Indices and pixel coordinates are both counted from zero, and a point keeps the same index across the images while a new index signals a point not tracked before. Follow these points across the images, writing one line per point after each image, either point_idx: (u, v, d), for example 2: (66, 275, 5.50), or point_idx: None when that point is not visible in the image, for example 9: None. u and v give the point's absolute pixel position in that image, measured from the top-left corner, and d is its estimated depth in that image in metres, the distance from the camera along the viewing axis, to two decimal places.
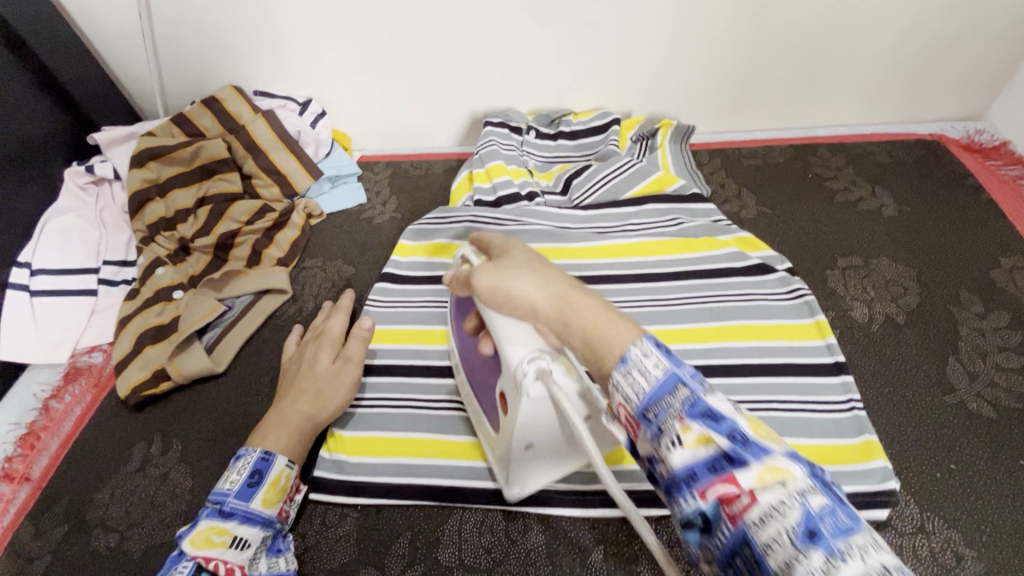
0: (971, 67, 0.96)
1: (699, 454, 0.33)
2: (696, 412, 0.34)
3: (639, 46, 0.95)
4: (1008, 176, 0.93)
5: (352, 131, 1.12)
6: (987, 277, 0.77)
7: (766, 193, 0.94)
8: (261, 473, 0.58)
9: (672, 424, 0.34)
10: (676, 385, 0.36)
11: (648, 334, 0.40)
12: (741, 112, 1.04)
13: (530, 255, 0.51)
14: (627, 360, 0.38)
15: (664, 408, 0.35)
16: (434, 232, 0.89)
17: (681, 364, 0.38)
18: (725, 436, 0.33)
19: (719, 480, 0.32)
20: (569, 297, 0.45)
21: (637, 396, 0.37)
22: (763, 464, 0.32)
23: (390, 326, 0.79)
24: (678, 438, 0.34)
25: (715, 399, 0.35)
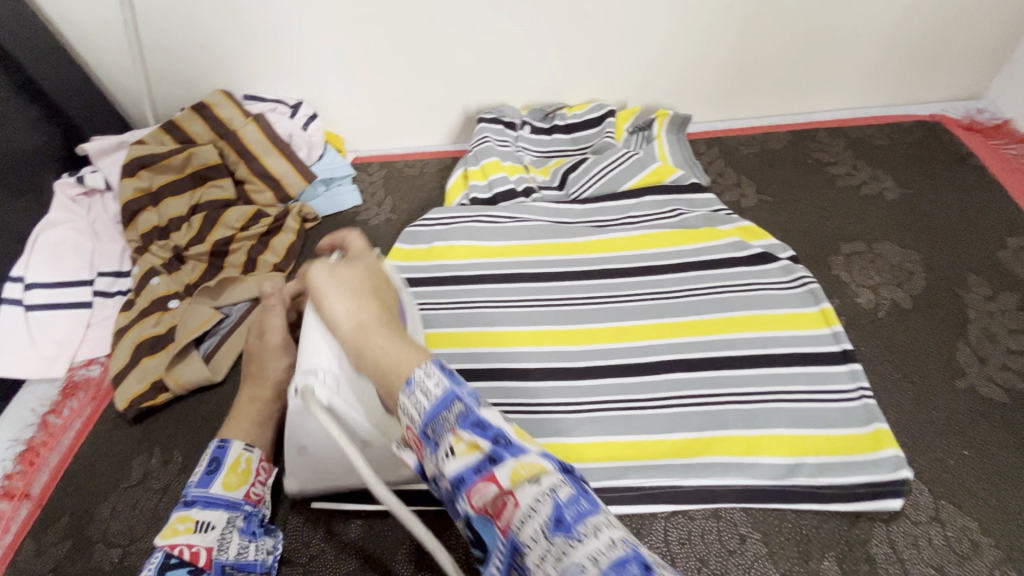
0: (971, 45, 0.95)
1: (469, 461, 0.39)
2: (468, 425, 0.40)
3: (631, 36, 0.94)
4: (1013, 155, 0.91)
5: (345, 133, 1.11)
6: (994, 257, 0.76)
7: (766, 181, 0.92)
8: (217, 459, 0.59)
9: (448, 438, 0.40)
10: (452, 402, 0.41)
11: (433, 361, 0.44)
12: (738, 100, 1.03)
13: (363, 280, 0.54)
14: (412, 382, 0.42)
15: (441, 425, 0.40)
16: (430, 234, 0.87)
17: (460, 382, 0.42)
18: (491, 440, 0.39)
19: (482, 479, 0.38)
20: (369, 326, 0.49)
21: (419, 414, 0.42)
22: (517, 461, 0.38)
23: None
24: (452, 448, 0.39)
25: (486, 412, 0.41)
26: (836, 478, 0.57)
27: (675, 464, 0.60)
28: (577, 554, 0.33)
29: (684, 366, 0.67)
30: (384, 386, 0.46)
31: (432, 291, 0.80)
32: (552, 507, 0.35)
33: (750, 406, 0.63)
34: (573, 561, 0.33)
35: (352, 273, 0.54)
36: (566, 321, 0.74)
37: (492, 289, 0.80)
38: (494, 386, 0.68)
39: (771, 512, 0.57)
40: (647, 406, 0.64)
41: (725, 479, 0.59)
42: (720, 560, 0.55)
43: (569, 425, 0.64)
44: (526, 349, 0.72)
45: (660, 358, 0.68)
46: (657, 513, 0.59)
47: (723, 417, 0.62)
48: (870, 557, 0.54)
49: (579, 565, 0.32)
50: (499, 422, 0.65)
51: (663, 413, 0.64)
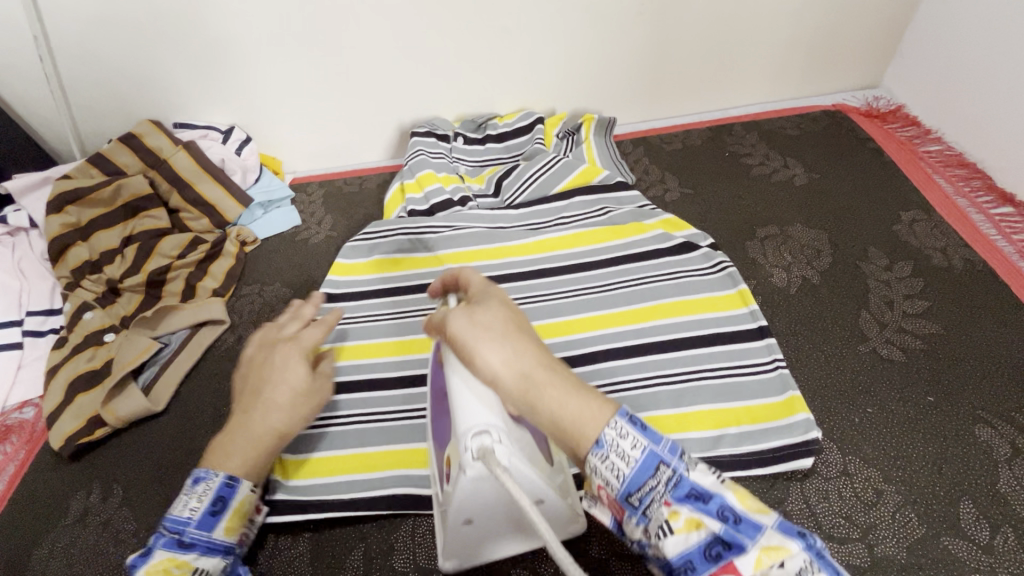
0: (863, 39, 1.03)
1: (694, 539, 0.39)
2: (683, 497, 0.40)
3: (552, 45, 0.98)
4: (905, 137, 1.00)
5: (281, 155, 1.11)
6: (891, 231, 0.83)
7: (688, 175, 0.98)
8: (223, 500, 0.56)
9: (662, 511, 0.40)
10: (658, 466, 0.40)
11: (621, 416, 0.42)
12: (659, 100, 1.08)
13: (503, 316, 0.48)
14: (605, 443, 0.41)
15: (654, 497, 0.40)
16: (371, 247, 0.89)
17: (658, 440, 0.41)
18: (715, 516, 0.39)
19: (717, 564, 0.38)
20: (540, 376, 0.44)
21: (620, 480, 0.41)
22: (755, 544, 0.37)
23: (368, 341, 0.79)
24: (669, 525, 0.39)
25: (697, 475, 0.40)
26: (754, 445, 0.62)
27: None
28: None
29: (613, 354, 0.71)
30: (575, 443, 0.42)
31: (375, 303, 0.83)
32: None
33: (675, 385, 0.67)
34: None
35: (488, 315, 0.48)
36: None
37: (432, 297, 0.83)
38: None
39: None
40: None
41: None
42: None
43: None
44: None
45: (592, 349, 0.72)
46: None
47: (652, 399, 0.66)
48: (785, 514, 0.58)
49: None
50: None
51: None
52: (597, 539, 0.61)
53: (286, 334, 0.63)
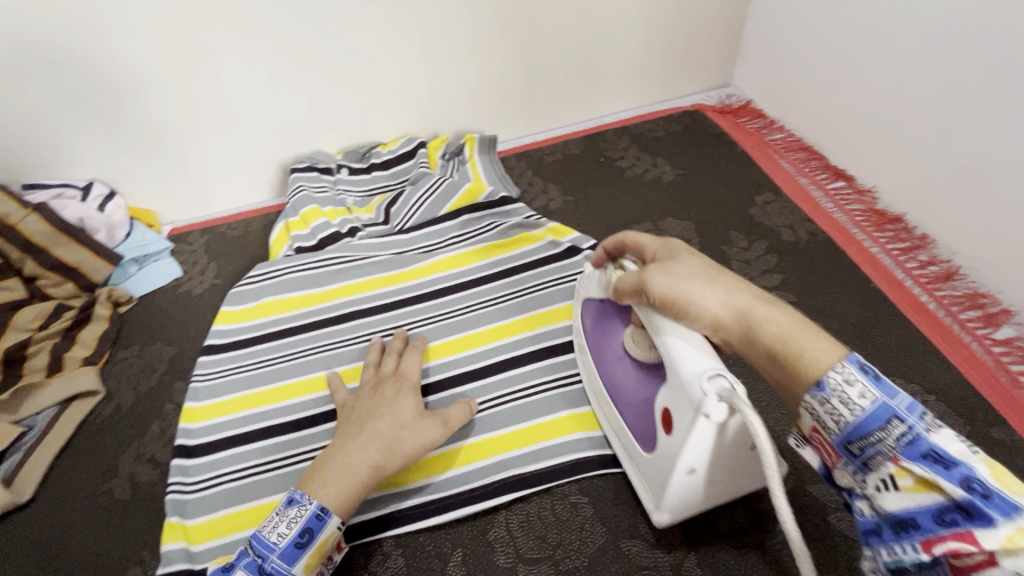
0: (708, 44, 1.13)
1: (920, 501, 0.37)
2: (918, 455, 0.37)
3: (424, 72, 1.01)
4: (754, 128, 1.10)
5: (154, 205, 1.05)
6: (748, 215, 0.92)
7: (569, 183, 1.03)
8: (311, 532, 0.54)
9: (890, 466, 0.38)
10: (891, 419, 0.39)
11: (850, 363, 0.41)
12: (537, 114, 1.13)
13: (700, 263, 0.52)
14: (827, 388, 0.41)
15: (880, 446, 0.39)
16: (258, 290, 0.86)
17: (892, 394, 0.39)
18: (957, 482, 0.35)
19: (946, 531, 0.35)
20: (759, 314, 0.47)
21: (839, 426, 0.41)
22: (1008, 523, 0.33)
23: (306, 376, 0.76)
24: (895, 481, 0.38)
25: (939, 439, 0.37)
26: None
27: (510, 456, 0.67)
28: None
29: (508, 365, 0.75)
30: (798, 379, 0.44)
31: (267, 347, 0.80)
32: None
33: (569, 386, 0.72)
34: None
35: (688, 264, 0.51)
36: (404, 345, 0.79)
37: (328, 332, 0.81)
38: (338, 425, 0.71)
39: (593, 477, 0.66)
40: (482, 407, 0.71)
41: (559, 457, 0.66)
42: (556, 530, 0.62)
43: None
44: None
45: (492, 361, 0.76)
46: (498, 507, 0.64)
47: (551, 402, 0.71)
48: None
49: None
50: None
51: (493, 412, 0.71)
52: (501, 547, 0.61)
53: (392, 369, 0.69)
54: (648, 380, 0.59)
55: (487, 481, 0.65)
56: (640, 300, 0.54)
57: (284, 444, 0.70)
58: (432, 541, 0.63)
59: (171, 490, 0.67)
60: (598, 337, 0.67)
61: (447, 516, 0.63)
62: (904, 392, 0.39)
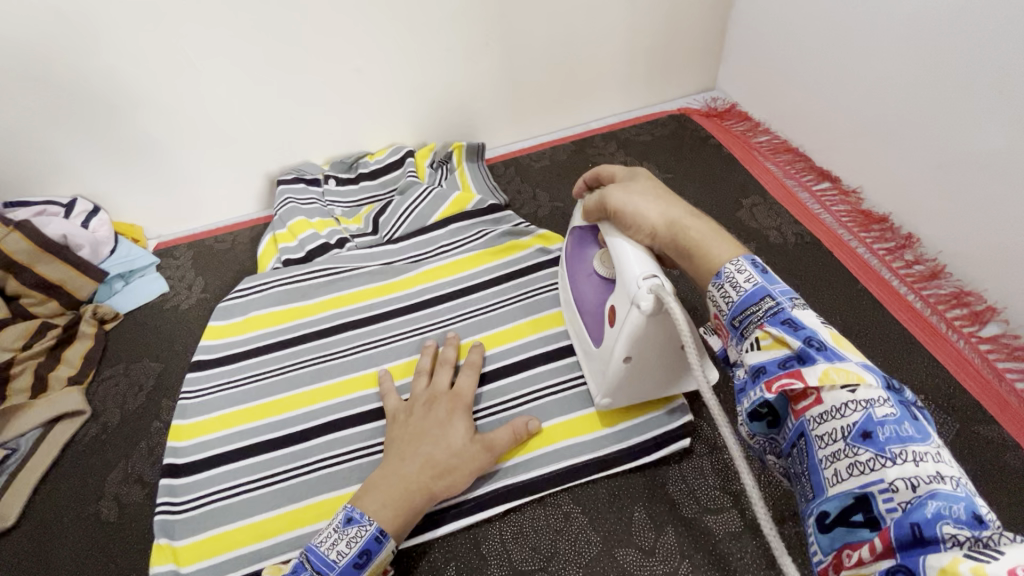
0: (692, 48, 1.14)
1: (777, 356, 0.43)
2: (778, 321, 0.44)
3: (410, 81, 1.01)
4: (740, 131, 1.11)
5: (140, 220, 1.04)
6: (735, 218, 0.92)
7: (557, 189, 1.03)
8: (370, 554, 0.55)
9: (756, 331, 0.44)
10: (764, 298, 0.45)
11: (746, 259, 0.48)
12: (524, 121, 1.14)
13: (654, 185, 0.59)
14: (723, 276, 0.48)
15: (751, 315, 0.45)
16: (245, 304, 0.85)
17: (772, 282, 0.46)
18: (803, 341, 0.42)
19: (788, 374, 0.41)
20: (686, 222, 0.54)
21: (729, 305, 0.47)
22: (831, 366, 0.40)
23: (296, 391, 0.76)
24: (759, 342, 0.44)
25: (801, 314, 0.44)
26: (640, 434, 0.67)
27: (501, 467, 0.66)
28: (887, 470, 0.36)
29: (499, 374, 0.75)
30: (703, 267, 0.51)
31: (256, 362, 0.79)
32: (861, 421, 0.38)
33: (561, 393, 0.72)
34: (880, 475, 0.37)
35: (643, 185, 0.59)
36: (395, 356, 0.78)
37: (317, 345, 0.80)
38: (329, 440, 0.70)
39: (586, 485, 0.65)
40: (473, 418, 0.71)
41: (551, 467, 0.66)
42: (550, 541, 0.62)
43: None
44: (359, 395, 0.74)
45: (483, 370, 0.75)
46: (491, 518, 0.64)
47: (543, 410, 0.70)
48: (671, 499, 0.63)
49: (889, 484, 0.36)
50: (334, 473, 0.68)
51: (484, 422, 0.70)
52: (496, 560, 0.61)
53: (445, 386, 0.69)
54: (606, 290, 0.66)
55: (478, 492, 0.64)
56: (600, 215, 0.61)
57: (274, 460, 0.69)
58: (426, 556, 0.62)
59: (159, 511, 0.66)
60: (571, 259, 0.72)
61: (440, 530, 0.63)
62: (781, 282, 0.46)
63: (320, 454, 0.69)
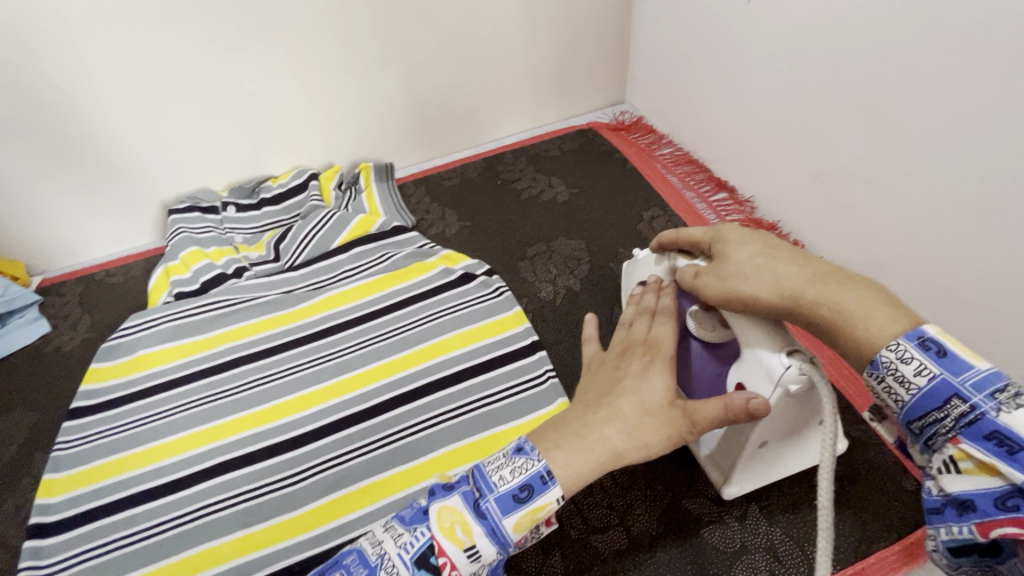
0: (596, 63, 1.17)
1: (984, 483, 0.36)
2: (980, 437, 0.37)
3: (308, 102, 0.99)
4: (645, 144, 1.14)
5: (20, 256, 0.97)
6: (635, 230, 0.94)
7: (466, 207, 1.02)
8: (532, 490, 0.45)
9: (950, 447, 0.38)
10: (949, 400, 0.38)
11: (907, 339, 0.40)
12: (434, 139, 1.13)
13: (752, 248, 0.51)
14: (880, 365, 0.40)
15: (938, 425, 0.38)
16: (131, 343, 0.81)
17: (955, 372, 0.38)
18: (1022, 468, 0.35)
19: (1009, 517, 0.35)
20: (809, 295, 0.46)
21: (900, 405, 0.40)
22: None
23: (182, 434, 0.72)
24: (958, 463, 0.38)
25: (1010, 418, 0.36)
26: None
27: (390, 501, 0.65)
28: None
29: (396, 402, 0.73)
30: (842, 348, 0.44)
31: (140, 405, 0.75)
32: None
33: (458, 419, 0.71)
34: None
35: (739, 252, 0.51)
36: (290, 389, 0.76)
37: (208, 382, 0.77)
38: (215, 484, 0.68)
39: None
40: (367, 450, 0.70)
41: None
42: None
43: (287, 499, 0.66)
44: (250, 433, 0.72)
45: (379, 400, 0.74)
46: None
47: (439, 437, 0.70)
48: (557, 519, 0.63)
49: None
50: (216, 521, 0.65)
51: (379, 453, 0.69)
52: None
53: None
54: (706, 360, 0.58)
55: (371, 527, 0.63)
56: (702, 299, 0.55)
57: (153, 511, 0.66)
58: None
59: None
60: None
61: None
62: (973, 366, 0.38)
63: (201, 502, 0.66)
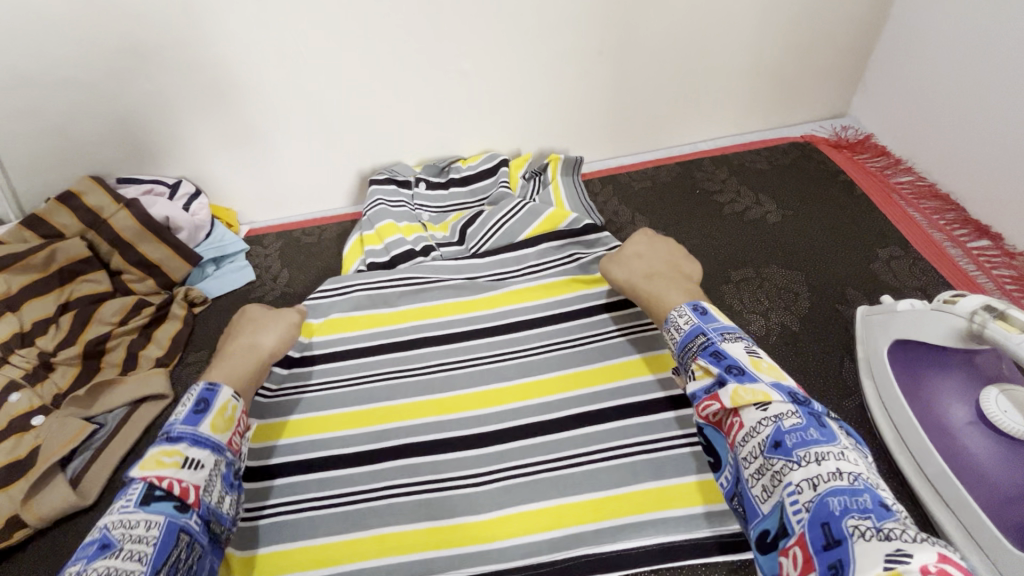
0: (829, 68, 1.01)
1: (704, 383, 0.55)
2: (708, 354, 0.56)
3: (515, 85, 0.95)
4: (875, 169, 0.98)
5: (236, 205, 1.06)
6: (866, 270, 0.81)
7: (659, 215, 0.95)
8: (206, 403, 0.60)
9: (690, 362, 0.58)
10: (699, 335, 0.58)
11: (689, 309, 0.62)
12: (627, 138, 1.06)
13: (627, 260, 0.74)
14: (669, 325, 0.62)
15: (690, 350, 0.58)
16: (327, 306, 0.83)
17: (705, 322, 0.59)
18: (725, 369, 0.54)
19: (709, 399, 0.54)
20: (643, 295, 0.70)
21: (676, 342, 0.60)
22: (743, 387, 0.52)
23: (370, 406, 0.73)
24: (695, 373, 0.56)
25: (728, 346, 0.56)
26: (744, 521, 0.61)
27: (586, 530, 0.61)
28: (794, 473, 0.45)
29: (585, 420, 0.69)
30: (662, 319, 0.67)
31: (335, 368, 0.77)
32: (775, 433, 0.48)
33: (650, 455, 0.65)
34: (790, 480, 0.45)
35: (622, 262, 0.74)
36: (473, 381, 0.74)
37: (396, 358, 0.78)
38: (401, 465, 0.67)
39: (680, 568, 0.60)
40: (552, 466, 0.66)
41: (639, 539, 0.60)
42: None
43: (469, 500, 0.64)
44: (434, 419, 0.71)
45: (566, 414, 0.70)
46: None
47: (634, 470, 0.65)
48: None
49: (796, 486, 0.44)
50: (400, 505, 0.64)
51: (566, 473, 0.65)
52: None
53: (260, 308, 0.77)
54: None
55: (562, 556, 0.60)
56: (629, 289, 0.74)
57: (346, 479, 0.67)
58: None
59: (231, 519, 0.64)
60: (913, 380, 0.61)
61: None
62: (714, 321, 0.59)
63: (393, 482, 0.66)
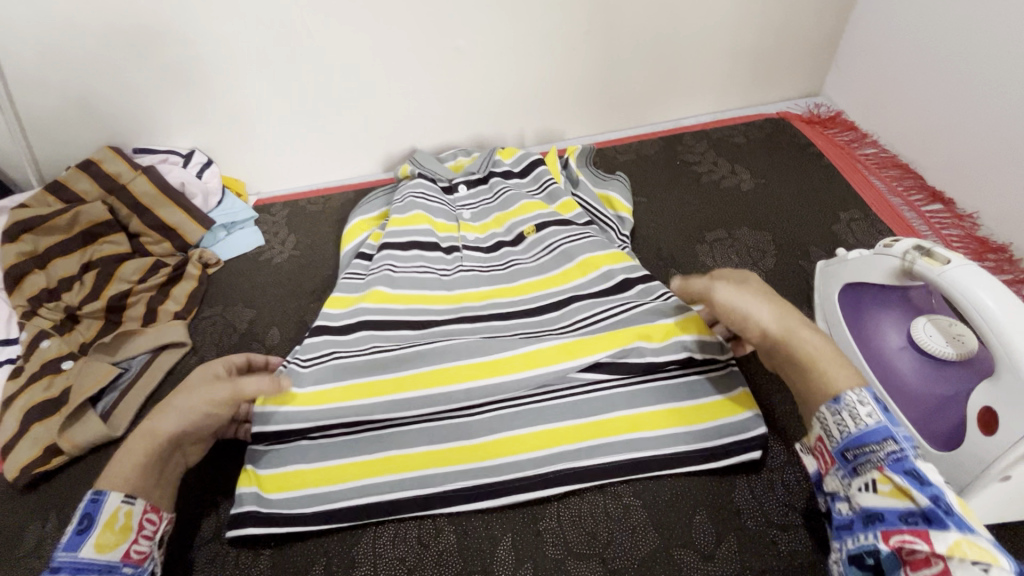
0: (804, 49, 1.07)
1: (893, 503, 0.47)
2: (901, 469, 0.48)
3: (509, 63, 1.00)
4: (844, 141, 1.06)
5: (244, 176, 1.12)
6: (829, 231, 0.88)
7: (643, 183, 1.02)
8: (89, 519, 0.55)
9: (874, 472, 0.49)
10: (886, 438, 0.49)
11: (843, 397, 0.52)
12: (614, 114, 1.13)
13: (759, 288, 0.63)
14: (842, 403, 0.52)
15: (871, 456, 0.49)
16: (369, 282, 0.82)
17: (895, 423, 0.50)
18: (929, 497, 0.46)
19: (907, 530, 0.45)
20: (794, 337, 0.58)
21: (842, 434, 0.52)
22: (961, 535, 0.43)
23: (401, 373, 0.70)
24: (876, 484, 0.49)
25: (924, 467, 0.47)
26: (711, 441, 0.66)
27: (567, 449, 0.66)
28: None
29: None
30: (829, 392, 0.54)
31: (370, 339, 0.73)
32: None
33: (627, 387, 0.69)
34: None
35: (752, 287, 0.63)
36: (464, 354, 0.71)
37: None
38: (395, 401, 0.68)
39: (649, 480, 0.66)
40: (543, 398, 0.70)
41: (615, 456, 0.66)
42: (605, 527, 0.64)
43: (466, 427, 0.68)
44: (428, 391, 0.69)
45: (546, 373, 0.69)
46: (551, 499, 0.66)
47: (612, 401, 0.69)
48: (737, 510, 0.64)
49: None
50: (399, 433, 0.68)
51: (541, 405, 0.69)
52: (552, 539, 0.63)
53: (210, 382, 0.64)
54: (949, 380, 0.60)
55: (546, 470, 0.66)
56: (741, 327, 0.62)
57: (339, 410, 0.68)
58: (485, 524, 0.65)
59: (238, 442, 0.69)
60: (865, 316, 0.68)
61: (506, 503, 0.65)
62: (902, 425, 0.50)
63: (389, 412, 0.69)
